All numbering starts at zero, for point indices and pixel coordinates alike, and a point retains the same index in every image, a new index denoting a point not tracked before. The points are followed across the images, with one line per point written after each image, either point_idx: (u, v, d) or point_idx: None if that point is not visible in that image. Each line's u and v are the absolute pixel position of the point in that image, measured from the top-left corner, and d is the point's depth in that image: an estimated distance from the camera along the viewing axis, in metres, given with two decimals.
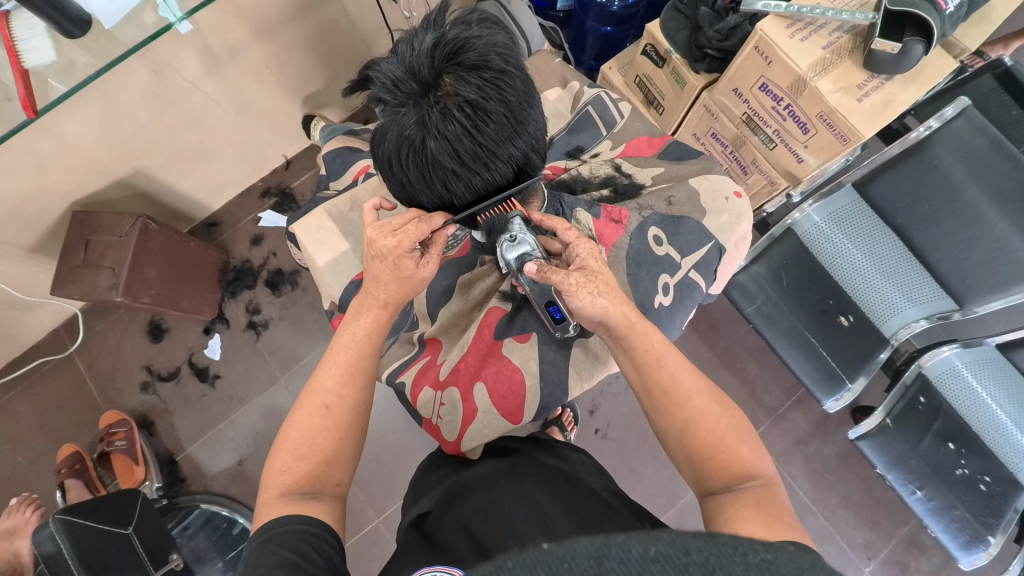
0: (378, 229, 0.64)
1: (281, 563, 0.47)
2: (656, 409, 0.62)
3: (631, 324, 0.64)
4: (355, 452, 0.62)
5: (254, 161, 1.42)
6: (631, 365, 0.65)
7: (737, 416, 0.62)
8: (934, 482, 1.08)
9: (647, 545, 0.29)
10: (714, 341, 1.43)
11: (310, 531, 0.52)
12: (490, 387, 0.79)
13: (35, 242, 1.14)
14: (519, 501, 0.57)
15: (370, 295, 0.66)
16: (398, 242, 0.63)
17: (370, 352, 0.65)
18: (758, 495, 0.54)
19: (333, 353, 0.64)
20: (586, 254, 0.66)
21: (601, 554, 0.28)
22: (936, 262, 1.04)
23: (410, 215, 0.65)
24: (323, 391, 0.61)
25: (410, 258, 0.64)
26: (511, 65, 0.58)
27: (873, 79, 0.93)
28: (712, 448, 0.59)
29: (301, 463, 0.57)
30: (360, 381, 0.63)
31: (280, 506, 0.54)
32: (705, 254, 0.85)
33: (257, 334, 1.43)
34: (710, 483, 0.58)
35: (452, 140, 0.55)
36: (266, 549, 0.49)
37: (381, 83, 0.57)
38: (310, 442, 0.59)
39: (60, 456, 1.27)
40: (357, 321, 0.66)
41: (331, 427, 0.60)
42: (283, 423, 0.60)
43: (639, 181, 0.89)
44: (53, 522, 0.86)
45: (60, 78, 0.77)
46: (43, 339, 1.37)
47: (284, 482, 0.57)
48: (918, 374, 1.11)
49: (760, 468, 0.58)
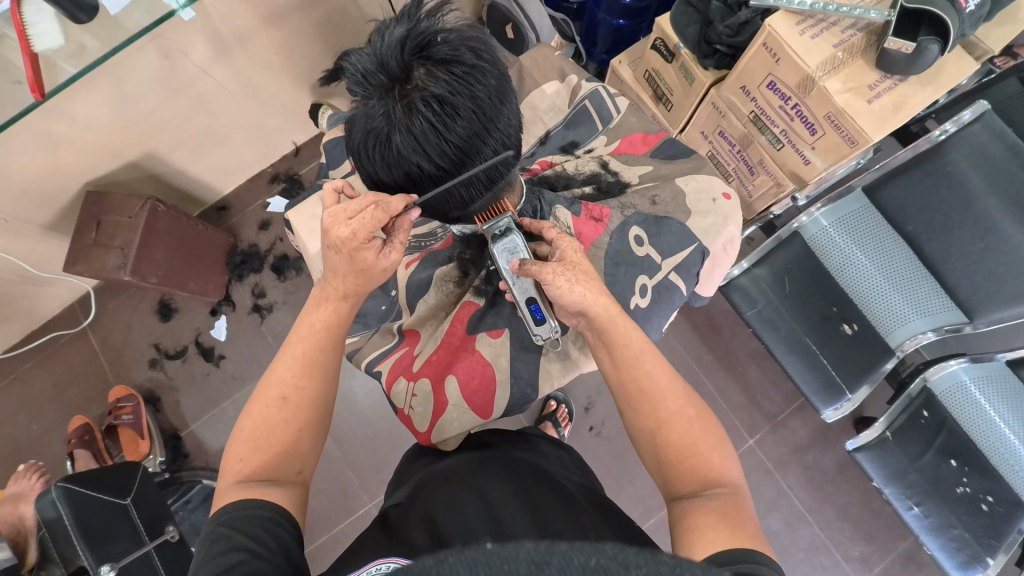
0: (333, 215, 0.64)
1: (234, 547, 0.48)
2: (630, 409, 0.63)
3: (610, 315, 0.65)
4: (314, 444, 0.64)
5: (263, 146, 1.44)
6: (610, 362, 0.66)
7: (712, 423, 0.61)
8: (933, 500, 1.04)
9: (589, 555, 0.29)
10: (715, 343, 1.40)
11: (265, 515, 0.54)
12: (461, 380, 0.79)
13: (51, 220, 1.18)
14: (475, 499, 0.58)
15: (329, 287, 0.67)
16: (354, 231, 0.63)
17: (331, 344, 0.66)
18: (722, 501, 0.54)
19: (290, 345, 0.65)
20: (566, 248, 0.68)
21: (542, 560, 0.29)
22: (946, 273, 1.02)
23: (366, 199, 0.64)
24: (281, 381, 0.63)
25: (369, 248, 0.65)
26: (484, 60, 0.57)
27: (886, 80, 0.90)
28: (681, 452, 0.59)
29: (257, 453, 0.59)
30: (319, 372, 0.64)
31: (236, 493, 0.56)
32: (688, 256, 0.83)
33: (261, 317, 1.46)
34: (679, 488, 0.58)
35: (418, 134, 0.55)
36: (217, 534, 0.51)
37: (352, 75, 0.57)
38: (267, 432, 0.60)
39: (71, 427, 1.32)
40: (316, 312, 0.67)
41: (289, 418, 0.61)
42: (241, 413, 0.62)
43: (625, 179, 0.88)
44: (54, 490, 0.90)
45: (70, 61, 0.79)
46: (58, 314, 1.42)
47: (240, 471, 0.58)
48: (923, 388, 1.07)
49: (729, 474, 0.57)
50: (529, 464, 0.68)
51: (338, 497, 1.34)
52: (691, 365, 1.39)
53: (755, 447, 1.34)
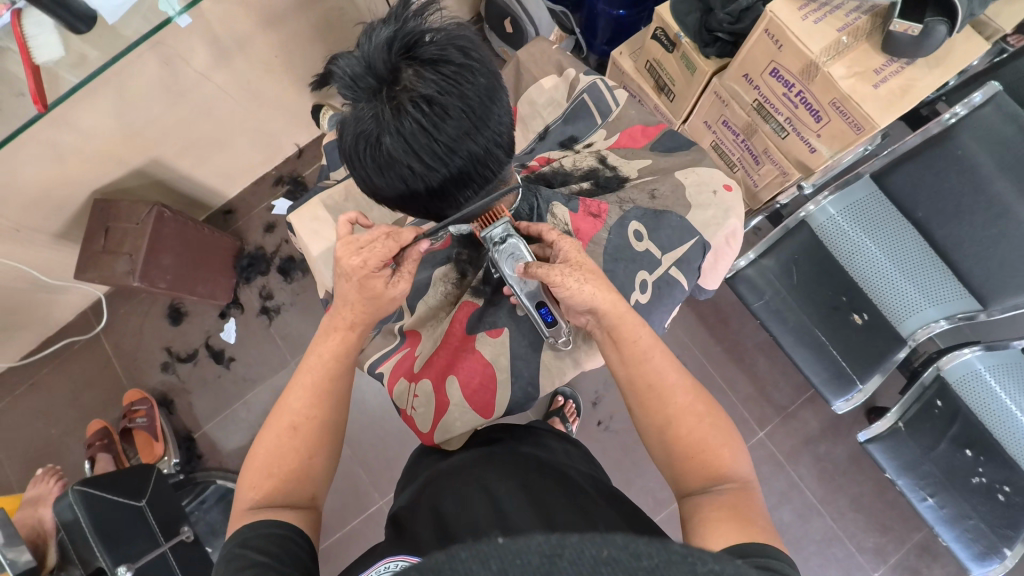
0: (345, 246, 0.66)
1: (248, 567, 0.49)
2: (639, 405, 0.62)
3: (619, 312, 0.64)
4: (326, 467, 0.64)
5: (266, 149, 1.44)
6: (618, 362, 0.64)
7: (721, 416, 0.61)
8: (948, 490, 1.03)
9: (601, 546, 0.29)
10: (723, 335, 1.39)
11: (278, 534, 0.54)
12: (462, 380, 0.79)
13: (61, 228, 1.20)
14: (482, 496, 0.58)
15: (338, 316, 0.68)
16: (364, 260, 0.65)
17: (338, 373, 0.67)
18: (734, 496, 0.54)
19: (299, 375, 0.66)
20: (569, 249, 0.67)
21: (554, 553, 0.29)
22: (959, 260, 0.99)
23: (378, 232, 0.67)
24: (291, 412, 0.63)
25: (377, 277, 0.67)
26: (473, 58, 0.57)
27: (892, 64, 0.88)
28: (693, 449, 0.59)
29: (269, 480, 0.60)
30: (329, 401, 0.65)
31: (249, 520, 0.56)
32: (688, 250, 0.82)
33: (269, 319, 1.48)
34: (688, 483, 0.58)
35: (407, 136, 0.55)
36: (233, 554, 0.51)
37: (341, 79, 0.56)
38: (280, 459, 0.61)
39: (90, 431, 1.35)
40: (324, 342, 0.67)
41: (301, 446, 0.62)
42: (253, 443, 0.63)
43: (624, 173, 0.87)
44: (70, 493, 0.91)
45: (72, 72, 0.80)
46: (72, 320, 1.45)
47: (254, 497, 0.59)
48: (936, 376, 1.05)
49: (739, 470, 0.57)
50: (537, 460, 0.68)
51: (350, 495, 1.35)
52: (700, 357, 1.38)
53: (766, 440, 1.33)
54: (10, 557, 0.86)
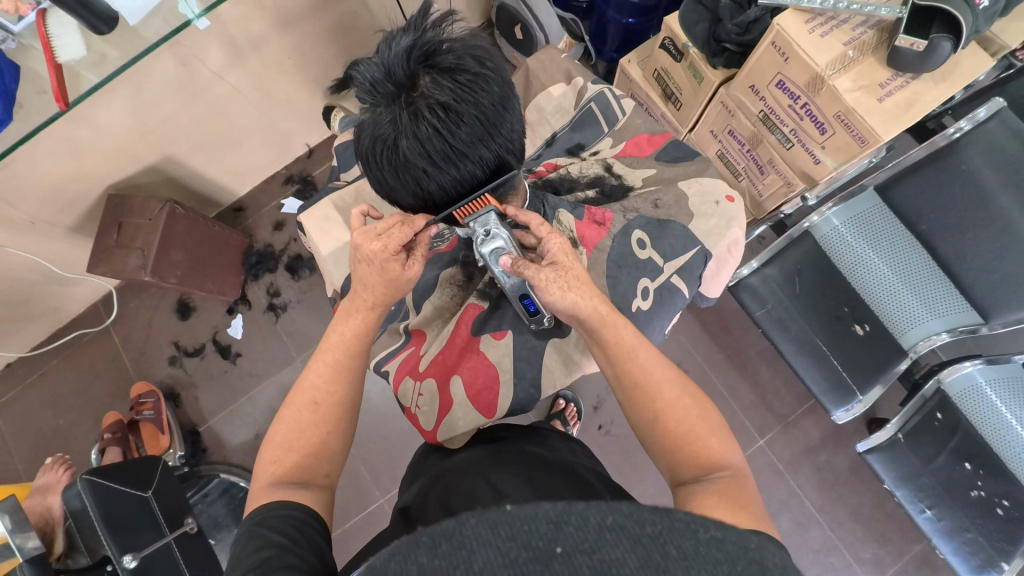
0: (363, 233, 0.68)
1: (268, 545, 0.50)
2: (628, 399, 0.64)
3: (602, 316, 0.65)
4: (342, 446, 0.66)
5: (277, 149, 1.47)
6: (606, 362, 0.66)
7: (708, 408, 0.63)
8: (946, 502, 1.03)
9: (606, 514, 0.31)
10: (725, 342, 1.40)
11: (296, 516, 0.55)
12: (466, 381, 0.81)
13: (75, 222, 1.22)
14: (487, 489, 0.59)
15: (358, 297, 0.69)
16: (384, 246, 0.66)
17: (357, 353, 0.69)
18: (725, 484, 0.55)
19: (320, 353, 0.68)
20: (556, 249, 0.67)
21: (560, 519, 0.30)
22: (961, 273, 1.00)
23: (393, 218, 0.68)
24: (313, 388, 0.65)
25: (396, 261, 0.68)
26: (488, 68, 0.58)
27: (897, 79, 0.89)
28: (684, 439, 0.60)
29: (289, 455, 0.61)
30: (349, 378, 0.67)
31: (268, 494, 0.58)
32: (690, 259, 0.83)
33: (276, 316, 1.49)
34: (681, 473, 0.59)
35: (423, 140, 0.56)
36: (253, 532, 0.52)
37: (361, 84, 0.58)
38: (299, 435, 0.63)
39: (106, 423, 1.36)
40: (345, 322, 0.69)
41: (320, 421, 0.63)
42: (275, 417, 0.64)
43: (629, 183, 0.88)
44: (80, 481, 0.93)
45: (92, 70, 0.82)
46: (82, 313, 1.47)
47: (273, 473, 0.60)
48: (937, 389, 1.06)
49: (730, 460, 0.59)
50: (544, 458, 0.69)
51: (352, 491, 1.37)
52: (701, 364, 1.39)
53: (766, 448, 1.33)
54: (17, 542, 0.87)
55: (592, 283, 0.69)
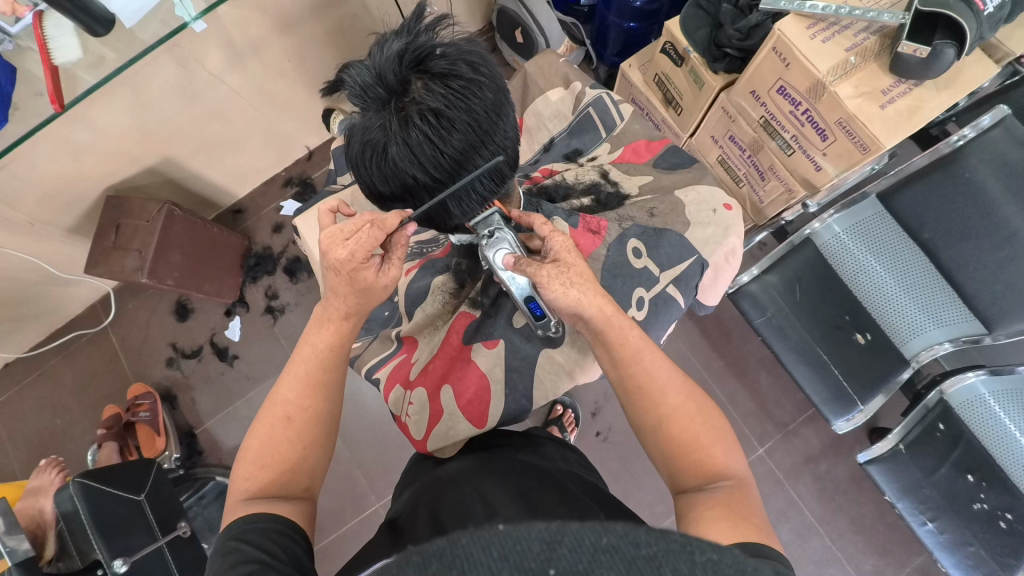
0: (330, 237, 0.65)
1: (245, 559, 0.50)
2: (632, 404, 0.63)
3: (607, 317, 0.64)
4: (320, 459, 0.65)
5: (277, 151, 1.46)
6: (610, 362, 0.65)
7: (715, 416, 0.62)
8: (948, 515, 1.01)
9: (600, 535, 0.29)
10: (725, 349, 1.39)
11: (274, 529, 0.55)
12: (456, 391, 0.80)
13: (73, 223, 1.22)
14: (476, 498, 0.58)
15: (331, 306, 0.69)
16: (351, 252, 0.64)
17: (332, 364, 0.68)
18: (727, 494, 0.54)
19: (292, 366, 0.67)
20: (560, 248, 0.66)
21: (554, 540, 0.29)
22: (964, 282, 0.99)
23: (361, 220, 0.65)
24: (285, 402, 0.64)
25: (366, 268, 0.66)
26: (482, 74, 0.58)
27: (900, 85, 0.88)
28: (685, 445, 0.59)
29: (264, 471, 0.61)
30: (323, 391, 0.66)
31: (243, 511, 0.58)
32: (687, 268, 0.82)
33: (274, 318, 1.49)
34: (683, 479, 0.58)
35: (413, 147, 0.56)
36: (230, 547, 0.52)
37: (352, 88, 0.57)
38: (272, 451, 0.62)
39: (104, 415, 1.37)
40: (318, 332, 0.68)
41: (294, 437, 0.63)
42: (247, 432, 0.64)
43: (625, 190, 0.87)
44: (72, 485, 0.93)
45: (90, 72, 0.82)
46: (81, 314, 1.47)
47: (248, 489, 0.60)
48: (940, 400, 1.05)
49: (734, 467, 0.58)
50: (533, 466, 0.68)
51: (347, 496, 1.36)
52: (701, 372, 1.38)
53: (765, 457, 1.32)
54: (9, 545, 0.87)
55: (596, 280, 0.68)
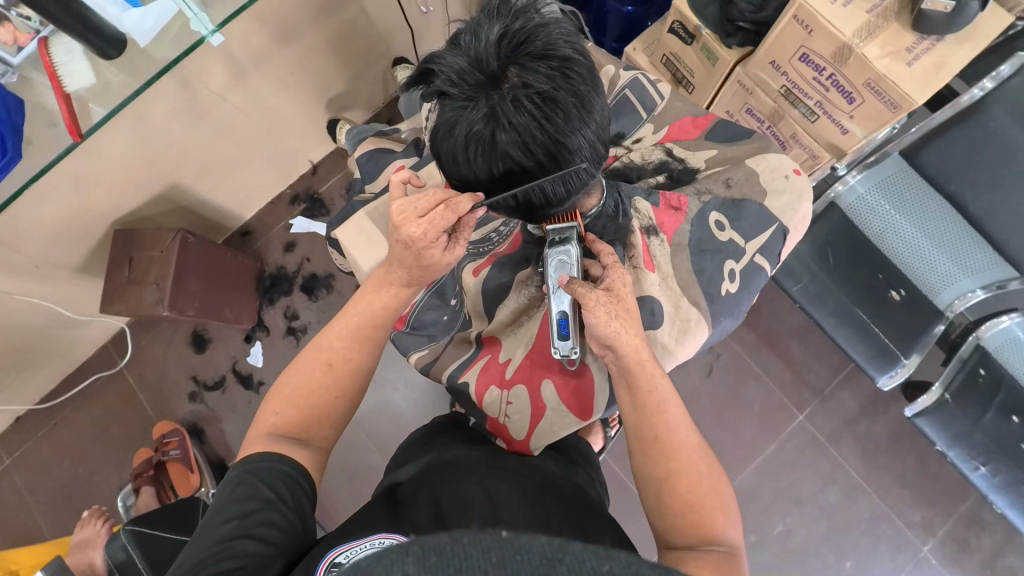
0: (403, 212, 0.63)
1: (254, 507, 0.53)
2: (640, 451, 0.63)
3: (640, 360, 0.64)
4: (347, 411, 0.67)
5: (282, 167, 1.42)
6: (630, 404, 0.65)
7: (722, 481, 0.62)
8: (1001, 457, 1.03)
9: (603, 559, 0.28)
10: (755, 323, 1.40)
11: (287, 472, 0.58)
12: (557, 385, 0.81)
13: (80, 262, 1.16)
14: (480, 496, 0.57)
15: (393, 274, 0.68)
16: (423, 231, 0.61)
17: (383, 324, 0.68)
18: (720, 559, 0.56)
19: (344, 315, 0.67)
20: (613, 280, 0.68)
21: (555, 556, 0.28)
22: (993, 230, 1.01)
23: (434, 199, 0.62)
24: (330, 349, 0.65)
25: (435, 246, 0.64)
26: (577, 52, 0.57)
27: (923, 42, 0.89)
28: (688, 502, 0.59)
29: (293, 411, 0.63)
30: (369, 346, 0.67)
31: (263, 443, 0.60)
32: (769, 238, 0.83)
33: (297, 339, 1.44)
34: (676, 537, 0.59)
35: (521, 131, 0.54)
36: (243, 479, 0.56)
37: (446, 77, 0.56)
38: (307, 393, 0.64)
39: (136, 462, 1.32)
40: (376, 292, 0.68)
41: (330, 386, 0.65)
42: (286, 368, 0.65)
43: (693, 165, 0.90)
44: (123, 533, 0.90)
45: (99, 100, 0.78)
46: (92, 356, 1.41)
47: (274, 423, 0.62)
48: (975, 347, 1.07)
49: (729, 536, 0.59)
50: (541, 471, 0.68)
51: None
52: (734, 347, 1.39)
53: (807, 423, 1.34)
54: None
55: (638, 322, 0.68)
